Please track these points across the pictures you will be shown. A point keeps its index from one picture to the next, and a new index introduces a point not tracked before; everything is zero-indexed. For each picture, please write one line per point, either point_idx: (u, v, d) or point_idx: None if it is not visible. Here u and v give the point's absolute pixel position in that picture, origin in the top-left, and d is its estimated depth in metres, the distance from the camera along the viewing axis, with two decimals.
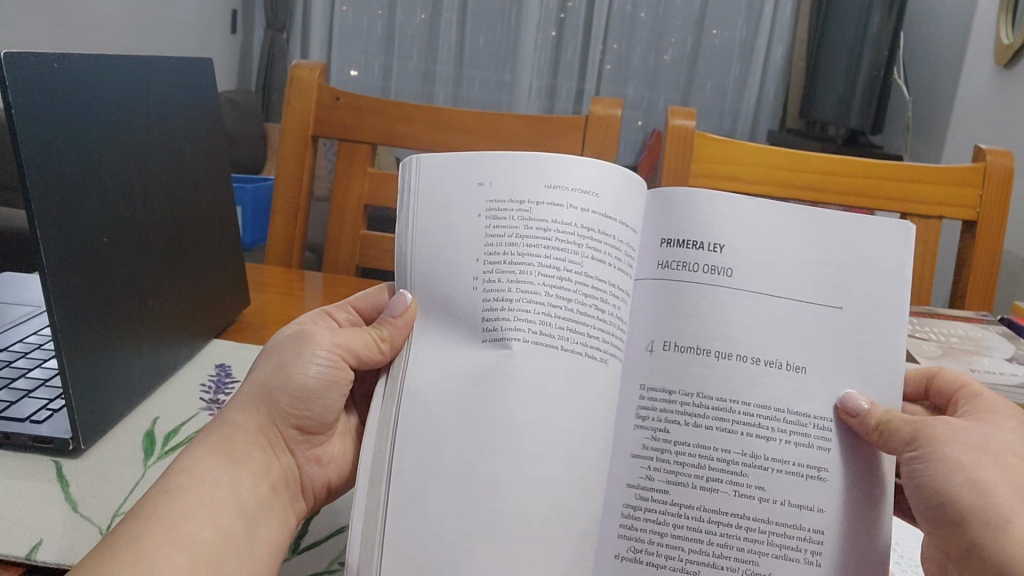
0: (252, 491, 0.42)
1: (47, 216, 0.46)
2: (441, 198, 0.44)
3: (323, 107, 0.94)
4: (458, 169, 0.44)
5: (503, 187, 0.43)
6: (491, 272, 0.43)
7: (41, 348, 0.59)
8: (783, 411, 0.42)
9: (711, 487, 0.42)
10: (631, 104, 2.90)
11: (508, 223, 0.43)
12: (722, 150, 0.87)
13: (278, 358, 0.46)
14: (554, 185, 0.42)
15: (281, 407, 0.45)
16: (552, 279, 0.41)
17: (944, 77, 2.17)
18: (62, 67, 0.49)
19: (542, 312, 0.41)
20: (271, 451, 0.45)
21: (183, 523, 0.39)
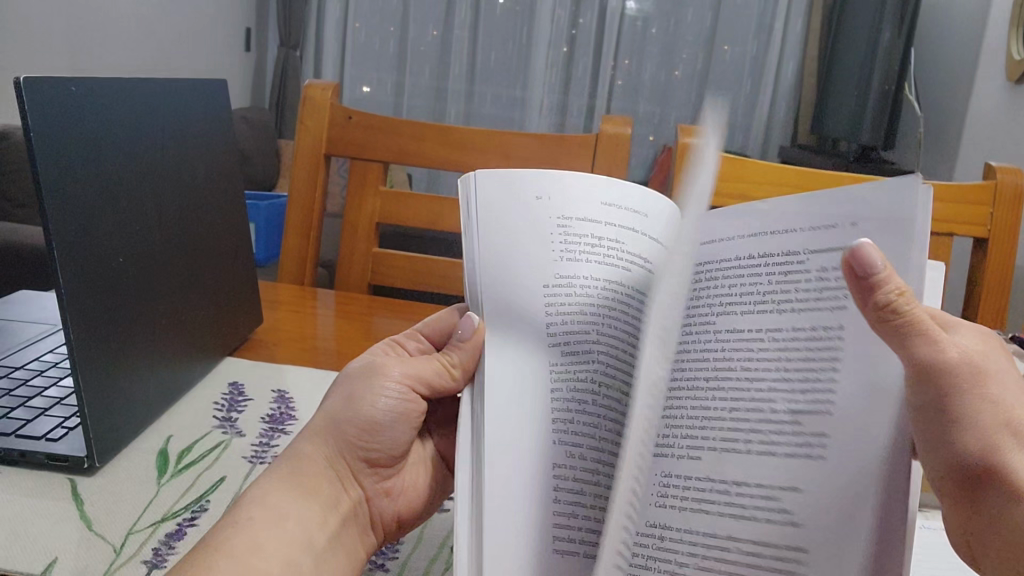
0: (321, 526, 0.43)
1: (64, 236, 0.47)
2: (496, 209, 0.43)
3: (336, 127, 0.95)
4: (511, 183, 0.44)
5: (565, 204, 0.43)
6: (560, 286, 0.42)
7: (57, 366, 0.60)
8: None
9: None
10: (642, 120, 2.91)
11: (576, 245, 0.42)
12: (733, 168, 0.88)
13: (349, 390, 0.47)
14: (608, 205, 0.43)
15: (349, 438, 0.46)
16: (610, 291, 0.42)
17: (956, 91, 2.17)
18: (80, 90, 0.50)
19: (612, 325, 0.41)
20: (340, 482, 0.46)
21: (257, 557, 0.39)
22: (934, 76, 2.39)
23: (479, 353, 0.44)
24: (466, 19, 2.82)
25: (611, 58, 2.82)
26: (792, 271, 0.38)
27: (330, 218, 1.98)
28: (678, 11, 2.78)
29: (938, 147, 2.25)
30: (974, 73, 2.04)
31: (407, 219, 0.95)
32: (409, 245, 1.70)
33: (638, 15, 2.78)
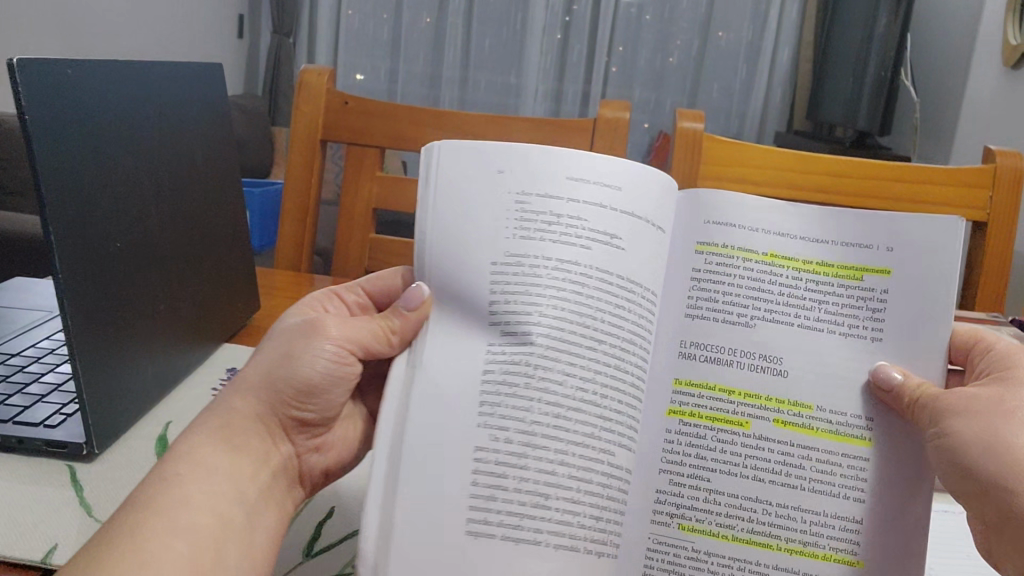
0: (252, 481, 0.43)
1: (62, 221, 0.46)
2: (458, 184, 0.44)
3: (332, 111, 0.94)
4: (475, 153, 0.44)
5: (526, 177, 0.43)
6: (510, 264, 0.43)
7: (53, 353, 0.59)
8: (840, 413, 0.44)
9: (716, 500, 0.44)
10: (637, 106, 2.91)
11: (534, 222, 0.43)
12: (731, 152, 0.87)
13: (287, 346, 0.46)
14: (574, 178, 0.43)
15: (285, 398, 0.45)
16: (559, 273, 0.42)
17: (952, 77, 2.17)
18: (76, 73, 0.49)
19: (558, 306, 0.42)
20: (271, 440, 0.46)
21: (186, 515, 0.39)
22: (929, 62, 2.39)
23: (424, 323, 0.46)
24: (461, 5, 2.81)
25: (606, 45, 2.81)
26: (821, 284, 0.46)
27: (325, 205, 1.97)
28: None
29: (933, 135, 2.25)
30: (970, 59, 2.04)
31: (403, 203, 0.94)
32: (404, 233, 1.69)
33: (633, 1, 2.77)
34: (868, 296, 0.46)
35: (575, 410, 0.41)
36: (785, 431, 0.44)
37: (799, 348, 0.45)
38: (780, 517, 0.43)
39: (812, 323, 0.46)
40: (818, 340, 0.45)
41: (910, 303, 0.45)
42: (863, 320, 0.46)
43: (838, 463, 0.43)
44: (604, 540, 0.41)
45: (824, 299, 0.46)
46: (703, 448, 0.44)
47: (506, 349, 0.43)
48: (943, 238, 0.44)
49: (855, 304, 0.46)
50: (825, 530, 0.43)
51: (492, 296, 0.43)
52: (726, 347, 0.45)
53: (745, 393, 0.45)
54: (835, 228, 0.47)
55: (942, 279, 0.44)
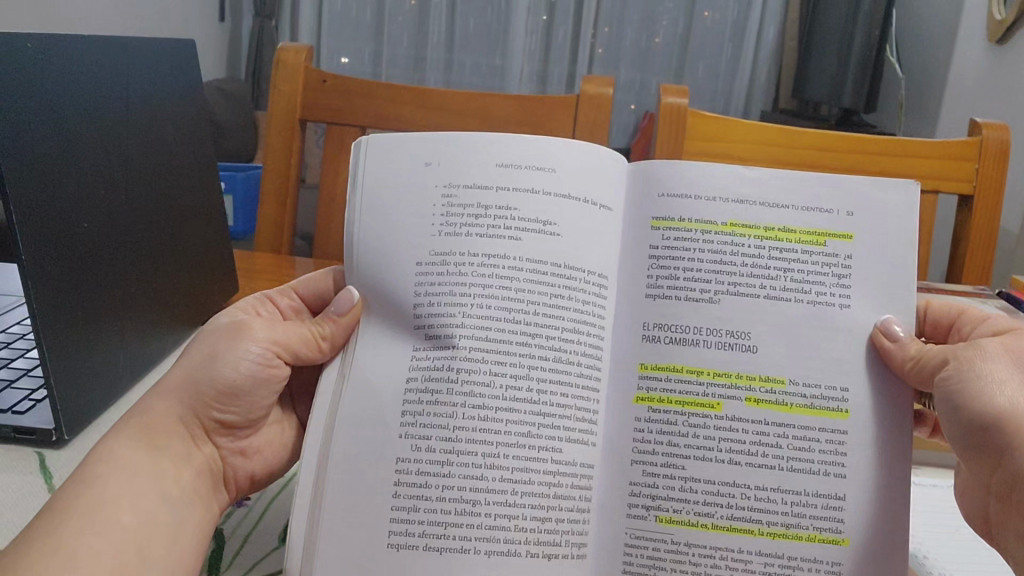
0: (176, 480, 0.44)
1: (24, 200, 0.45)
2: (385, 185, 0.47)
3: (310, 90, 0.92)
4: (402, 152, 0.47)
5: (451, 170, 0.46)
6: (434, 263, 0.45)
7: (24, 338, 0.58)
8: (821, 385, 0.44)
9: (691, 487, 0.43)
10: (623, 86, 2.89)
11: (459, 216, 0.45)
12: (714, 128, 0.86)
13: (209, 348, 0.46)
14: (505, 165, 0.45)
15: (207, 399, 0.46)
16: (485, 270, 0.44)
17: (937, 54, 2.16)
18: (36, 47, 0.47)
19: (480, 302, 0.43)
20: (192, 442, 0.46)
21: (111, 513, 0.40)
22: (914, 38, 2.38)
23: (354, 329, 0.47)
24: None
25: (592, 24, 2.79)
26: (786, 250, 0.45)
27: (310, 189, 1.95)
28: None
29: (919, 111, 2.24)
30: (955, 36, 2.03)
31: None
32: None
33: None
34: (833, 262, 0.45)
35: (506, 404, 0.42)
36: (761, 410, 0.43)
37: (769, 321, 0.45)
38: (758, 500, 0.42)
39: (778, 294, 0.45)
40: (788, 312, 0.45)
41: (874, 269, 0.45)
42: (830, 287, 0.45)
43: (817, 440, 0.43)
44: (556, 542, 0.41)
45: (792, 270, 0.45)
46: (675, 433, 0.43)
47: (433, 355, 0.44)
48: (904, 205, 0.46)
49: (821, 272, 0.45)
50: (807, 510, 0.42)
51: (417, 299, 0.45)
52: (688, 327, 0.45)
53: (716, 373, 0.44)
54: (792, 187, 0.46)
55: (904, 240, 0.45)
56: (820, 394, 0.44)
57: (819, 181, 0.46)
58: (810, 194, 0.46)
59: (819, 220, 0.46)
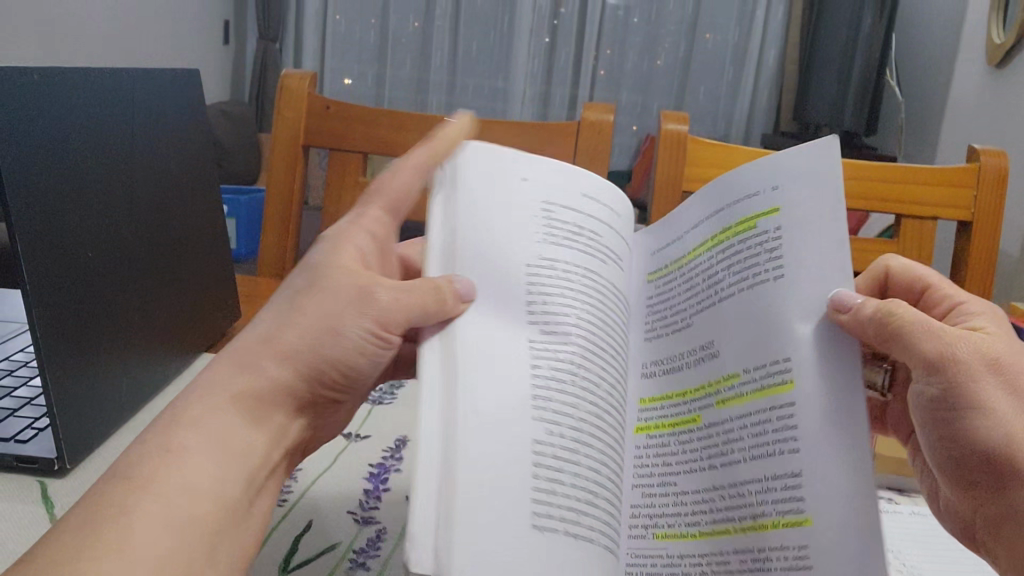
0: (263, 463, 0.36)
1: (28, 230, 0.45)
2: (482, 203, 0.41)
3: (313, 115, 0.93)
4: (499, 162, 0.43)
5: (558, 191, 0.44)
6: (543, 265, 0.41)
7: (27, 366, 0.58)
8: (773, 360, 0.40)
9: (685, 500, 0.41)
10: (624, 109, 2.91)
11: (560, 224, 0.43)
12: (713, 154, 0.87)
13: (349, 295, 0.39)
14: (526, 177, 0.43)
15: (326, 375, 0.39)
16: (577, 275, 0.42)
17: (937, 77, 2.18)
18: (41, 79, 0.48)
19: (584, 306, 0.41)
20: (291, 413, 0.39)
21: (172, 501, 0.31)
22: (914, 62, 2.40)
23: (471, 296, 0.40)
24: (447, 9, 2.80)
25: (593, 47, 2.81)
26: (729, 247, 0.43)
27: (312, 211, 1.96)
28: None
29: (919, 134, 2.25)
30: (954, 59, 2.05)
31: None
32: None
33: (620, 3, 2.77)
34: (766, 240, 0.42)
35: (605, 411, 0.39)
36: (727, 408, 0.41)
37: (721, 324, 0.43)
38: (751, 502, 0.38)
39: (727, 293, 0.43)
40: (736, 306, 0.42)
41: (808, 237, 0.41)
42: (767, 264, 0.42)
43: (767, 420, 0.39)
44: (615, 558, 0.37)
45: (737, 264, 0.43)
46: (665, 453, 0.43)
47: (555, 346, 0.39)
48: (828, 163, 0.41)
49: (757, 254, 0.42)
50: (769, 496, 0.38)
51: (529, 298, 0.40)
52: (669, 359, 0.45)
53: (693, 390, 0.43)
54: (723, 191, 0.45)
55: (829, 203, 0.40)
56: (764, 374, 0.40)
57: (736, 178, 0.45)
58: (728, 196, 0.45)
59: (739, 214, 0.44)
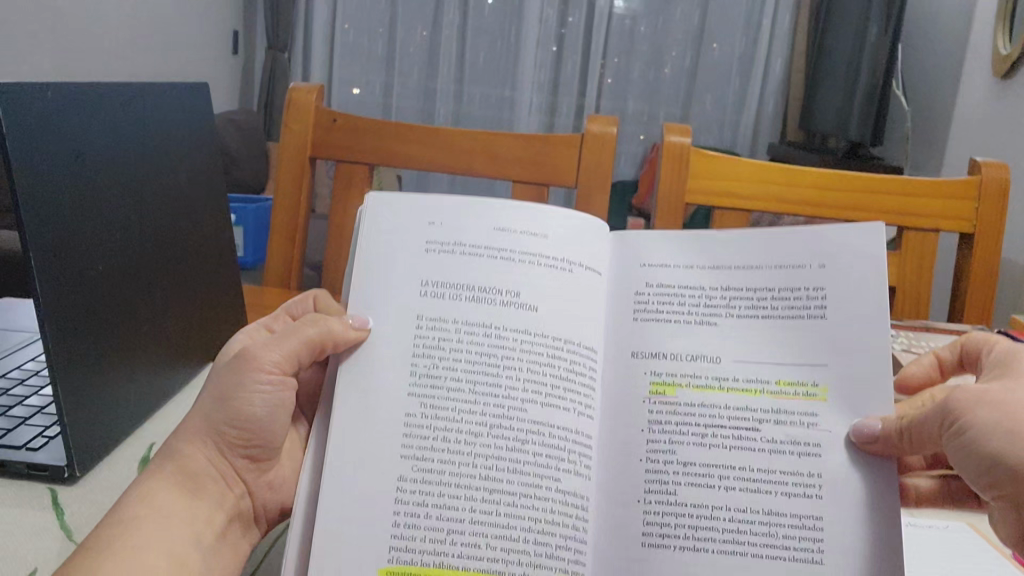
0: (208, 525, 0.44)
1: (43, 246, 0.46)
2: (385, 256, 0.47)
3: (321, 129, 0.94)
4: (405, 213, 0.48)
5: (444, 234, 0.47)
6: (427, 330, 0.45)
7: (38, 375, 0.59)
8: (792, 410, 0.44)
9: (725, 485, 0.43)
10: (631, 119, 2.92)
11: (456, 263, 0.46)
12: (719, 165, 0.88)
13: (218, 389, 0.45)
14: (435, 225, 0.48)
15: (227, 438, 0.45)
16: (491, 338, 0.45)
17: (943, 87, 2.18)
18: (55, 96, 0.49)
19: (468, 370, 0.44)
20: (223, 482, 0.45)
21: (146, 554, 0.40)
22: (920, 71, 2.40)
23: (356, 346, 0.46)
24: (455, 19, 2.82)
25: (600, 58, 2.82)
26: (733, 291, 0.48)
27: (319, 219, 1.97)
28: (666, 10, 2.78)
29: (926, 143, 2.25)
30: (961, 69, 2.05)
31: None
32: None
33: (627, 14, 2.79)
34: (810, 295, 0.46)
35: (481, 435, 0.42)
36: (767, 399, 0.45)
37: (730, 343, 0.46)
38: (483, 514, 0.41)
39: (745, 312, 0.47)
40: (756, 324, 0.47)
41: (854, 301, 0.45)
42: (802, 305, 0.46)
43: (790, 449, 0.43)
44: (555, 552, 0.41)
45: (768, 303, 0.47)
46: (686, 438, 0.44)
47: (791, 450, 0.43)
48: (371, 218, 0.48)
49: (791, 305, 0.47)
50: (785, 529, 0.42)
51: (417, 363, 0.45)
52: (677, 355, 0.46)
53: (727, 390, 0.45)
54: (771, 246, 0.48)
55: (375, 255, 0.47)
56: (783, 414, 0.44)
57: (420, 226, 0.48)
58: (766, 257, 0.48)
59: (737, 261, 0.49)
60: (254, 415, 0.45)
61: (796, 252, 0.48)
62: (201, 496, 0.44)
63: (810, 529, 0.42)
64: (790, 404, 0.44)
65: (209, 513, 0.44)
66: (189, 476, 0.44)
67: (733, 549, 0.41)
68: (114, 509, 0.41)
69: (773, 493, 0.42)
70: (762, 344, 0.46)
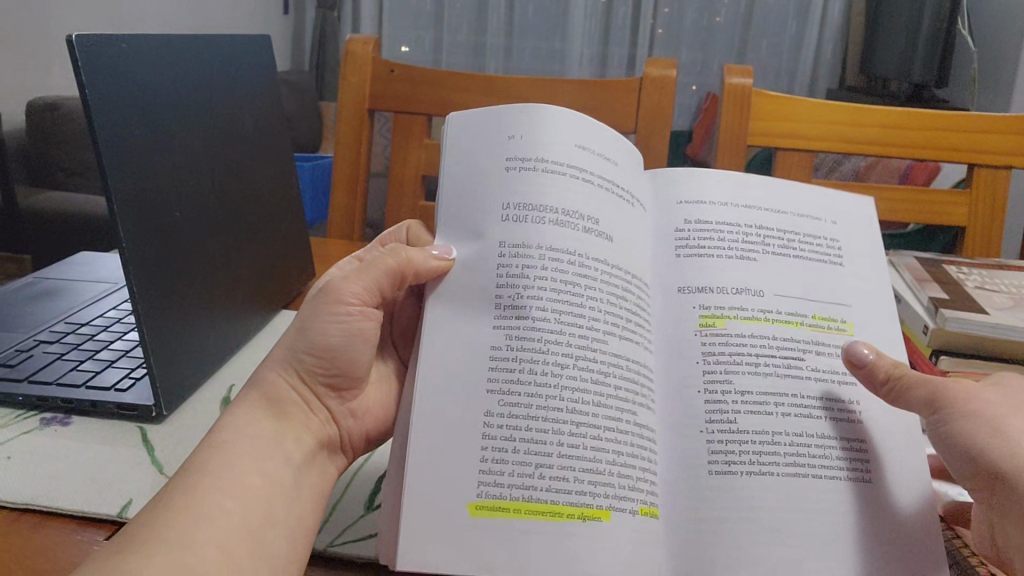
0: (297, 444, 0.44)
1: (125, 195, 0.48)
2: (471, 173, 0.46)
3: (378, 80, 0.95)
4: (488, 125, 0.47)
5: (528, 146, 0.46)
6: (511, 256, 0.44)
7: (120, 322, 0.62)
8: (825, 345, 0.47)
9: (783, 412, 0.44)
10: (685, 67, 2.86)
11: (537, 178, 0.45)
12: (782, 107, 0.86)
13: (300, 319, 0.47)
14: (515, 137, 0.46)
15: (308, 365, 0.46)
16: (574, 267, 0.44)
17: (1012, 24, 2.09)
18: (129, 47, 0.50)
19: (555, 299, 0.43)
20: (305, 405, 0.46)
21: (239, 474, 0.40)
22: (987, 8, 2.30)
23: (441, 279, 0.45)
24: None
25: (652, 6, 2.77)
26: (768, 231, 0.50)
27: (375, 176, 1.99)
28: None
29: (994, 83, 2.17)
30: None
31: None
32: None
33: None
34: (828, 244, 0.50)
35: (566, 366, 0.42)
36: (806, 333, 0.47)
37: (770, 277, 0.48)
38: (570, 448, 0.40)
39: (781, 250, 0.49)
40: (794, 263, 0.49)
41: (855, 254, 0.51)
42: (825, 250, 0.50)
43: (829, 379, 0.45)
44: (631, 485, 0.41)
45: (801, 245, 0.50)
46: (745, 366, 0.45)
47: (828, 380, 0.45)
48: (456, 130, 0.48)
49: (817, 253, 0.50)
50: (841, 453, 0.43)
51: (500, 291, 0.44)
52: (726, 288, 0.47)
53: (774, 319, 0.46)
54: (790, 195, 0.51)
55: (463, 172, 0.46)
56: (820, 347, 0.46)
57: (497, 141, 0.47)
58: (789, 203, 0.51)
59: (765, 201, 0.51)
60: (333, 345, 0.46)
61: (808, 202, 0.51)
62: (291, 420, 0.45)
63: (857, 451, 0.43)
64: (820, 337, 0.47)
65: (297, 433, 0.45)
66: (275, 403, 0.45)
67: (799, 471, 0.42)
68: (210, 433, 0.42)
69: (821, 419, 0.44)
70: (790, 280, 0.48)
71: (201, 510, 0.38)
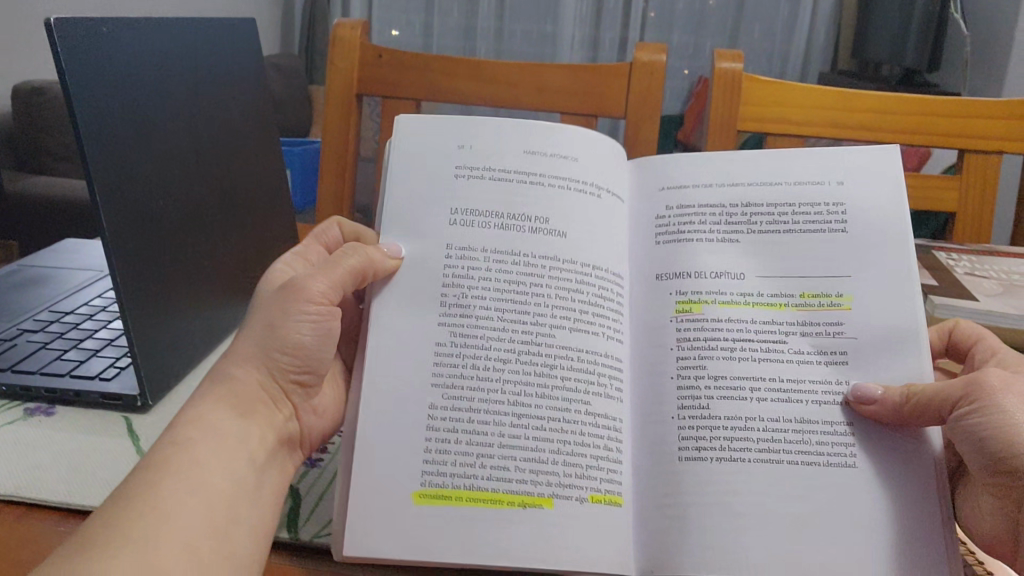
0: (261, 443, 0.44)
1: (107, 184, 0.47)
2: (430, 178, 0.49)
3: (366, 65, 0.94)
4: (436, 135, 0.50)
5: (474, 156, 0.50)
6: (457, 259, 0.47)
7: (105, 311, 0.61)
8: (815, 322, 0.46)
9: (761, 397, 0.43)
10: (676, 51, 2.85)
11: (486, 185, 0.49)
12: (775, 92, 0.86)
13: (266, 316, 0.46)
14: (463, 147, 0.50)
15: (281, 364, 0.46)
16: (516, 264, 0.47)
17: (1005, 8, 2.08)
18: (111, 33, 0.49)
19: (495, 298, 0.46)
20: (274, 403, 0.46)
21: (203, 473, 0.40)
22: None
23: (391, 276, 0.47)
24: None
25: None
26: (757, 209, 0.49)
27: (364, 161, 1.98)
28: None
29: (986, 68, 2.16)
30: None
31: None
32: None
33: None
34: (833, 210, 0.48)
35: (505, 360, 0.44)
36: (792, 313, 0.46)
37: (749, 259, 0.48)
38: (510, 437, 0.42)
39: (768, 227, 0.48)
40: (783, 239, 0.48)
41: (871, 216, 0.47)
42: (828, 220, 0.48)
43: (820, 358, 0.45)
44: (581, 473, 0.42)
45: (800, 218, 0.48)
46: (717, 352, 0.45)
47: (817, 358, 0.45)
48: (416, 128, 0.50)
49: (816, 223, 0.48)
50: (828, 437, 0.43)
51: (445, 292, 0.46)
52: (702, 273, 0.47)
53: (751, 302, 0.46)
54: (791, 163, 0.50)
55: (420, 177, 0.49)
56: (817, 325, 0.46)
57: (449, 152, 0.50)
58: (793, 170, 0.49)
59: (761, 176, 0.50)
60: (302, 342, 0.46)
61: (812, 170, 0.49)
62: (258, 417, 0.45)
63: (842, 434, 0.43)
64: (810, 316, 0.46)
65: (262, 433, 0.44)
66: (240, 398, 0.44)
67: (771, 458, 0.42)
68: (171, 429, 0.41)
69: (804, 403, 0.43)
70: (773, 261, 0.48)
71: (164, 506, 0.37)
